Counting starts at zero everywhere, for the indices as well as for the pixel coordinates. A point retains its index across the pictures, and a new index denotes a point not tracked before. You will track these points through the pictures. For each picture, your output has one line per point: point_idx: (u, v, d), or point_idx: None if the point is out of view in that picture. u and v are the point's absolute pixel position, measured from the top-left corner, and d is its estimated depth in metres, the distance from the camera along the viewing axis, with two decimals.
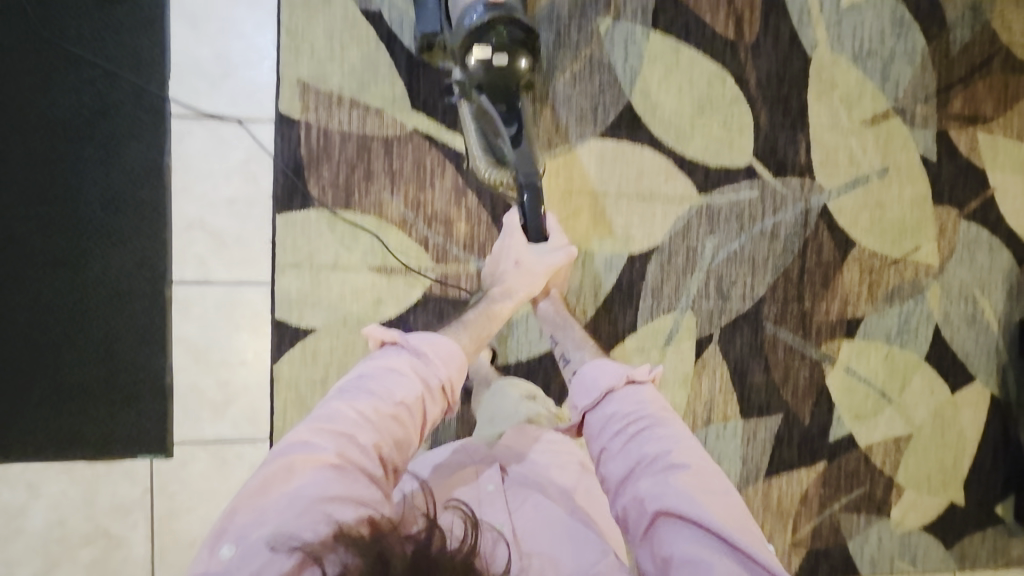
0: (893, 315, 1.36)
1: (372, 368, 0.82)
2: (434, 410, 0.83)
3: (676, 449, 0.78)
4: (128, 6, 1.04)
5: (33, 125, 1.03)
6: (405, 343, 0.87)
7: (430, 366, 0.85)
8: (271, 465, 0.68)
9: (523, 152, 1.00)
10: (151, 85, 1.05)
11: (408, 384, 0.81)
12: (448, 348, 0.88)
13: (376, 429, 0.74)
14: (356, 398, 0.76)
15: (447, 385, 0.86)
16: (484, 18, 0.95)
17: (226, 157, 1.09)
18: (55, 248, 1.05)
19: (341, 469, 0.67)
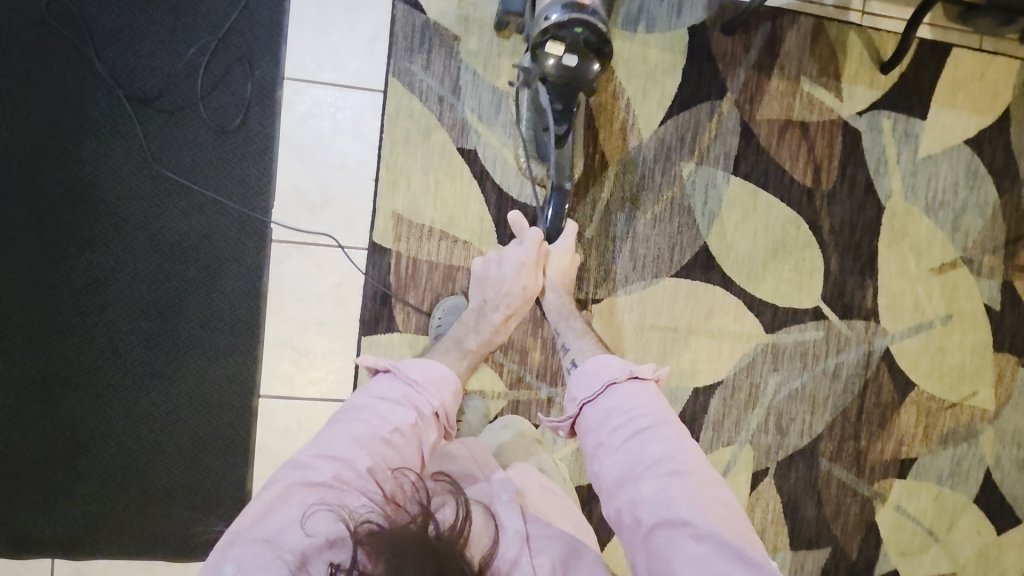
0: (946, 457, 1.37)
1: (369, 398, 0.80)
2: (431, 437, 0.81)
3: (678, 452, 0.76)
4: (240, 138, 1.09)
5: (143, 246, 1.08)
6: (401, 370, 0.84)
7: (424, 394, 0.83)
8: (275, 488, 0.69)
9: (560, 154, 1.07)
10: (255, 211, 1.10)
11: (402, 413, 0.79)
12: (444, 377, 0.86)
13: (372, 455, 0.73)
14: (352, 425, 0.75)
15: (442, 413, 0.83)
16: (565, 16, 0.98)
17: (320, 282, 1.14)
18: (155, 361, 1.10)
19: (336, 491, 0.69)
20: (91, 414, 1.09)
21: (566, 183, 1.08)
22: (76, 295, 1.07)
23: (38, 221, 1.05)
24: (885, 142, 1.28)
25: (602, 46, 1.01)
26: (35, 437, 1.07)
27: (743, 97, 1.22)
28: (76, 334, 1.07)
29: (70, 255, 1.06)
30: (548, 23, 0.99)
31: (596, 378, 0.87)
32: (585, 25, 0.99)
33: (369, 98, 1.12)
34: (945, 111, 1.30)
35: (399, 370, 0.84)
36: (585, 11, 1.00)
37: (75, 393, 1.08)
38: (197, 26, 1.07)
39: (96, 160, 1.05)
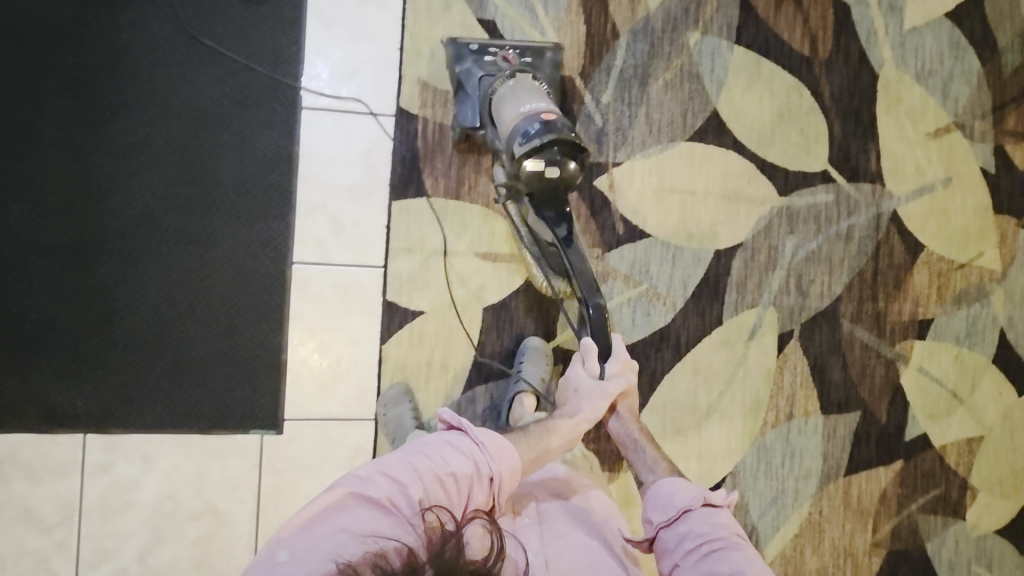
0: (961, 318, 1.41)
1: (433, 439, 0.78)
2: (481, 501, 0.75)
3: (750, 572, 0.74)
4: (269, 8, 1.12)
5: (174, 113, 1.09)
6: (472, 429, 0.80)
7: (487, 455, 0.78)
8: (327, 498, 0.70)
9: (573, 254, 0.99)
10: (286, 78, 1.13)
11: (463, 464, 0.75)
12: (511, 451, 0.80)
13: (424, 488, 0.72)
14: (412, 459, 0.74)
15: (497, 480, 0.77)
16: (540, 133, 0.96)
17: (350, 148, 1.16)
18: (188, 228, 1.10)
19: (380, 512, 0.68)
20: (125, 280, 1.08)
21: (599, 295, 0.97)
22: (109, 161, 1.07)
23: (72, 87, 1.06)
24: (873, 15, 1.37)
25: (579, 152, 0.98)
26: (68, 305, 1.06)
27: None
28: (110, 200, 1.07)
29: (103, 123, 1.07)
30: (521, 142, 0.97)
31: (671, 502, 0.85)
32: (558, 139, 0.96)
33: None
34: None
35: (470, 430, 0.80)
36: (557, 124, 0.97)
37: (107, 258, 1.07)
38: None
39: (129, 29, 1.08)
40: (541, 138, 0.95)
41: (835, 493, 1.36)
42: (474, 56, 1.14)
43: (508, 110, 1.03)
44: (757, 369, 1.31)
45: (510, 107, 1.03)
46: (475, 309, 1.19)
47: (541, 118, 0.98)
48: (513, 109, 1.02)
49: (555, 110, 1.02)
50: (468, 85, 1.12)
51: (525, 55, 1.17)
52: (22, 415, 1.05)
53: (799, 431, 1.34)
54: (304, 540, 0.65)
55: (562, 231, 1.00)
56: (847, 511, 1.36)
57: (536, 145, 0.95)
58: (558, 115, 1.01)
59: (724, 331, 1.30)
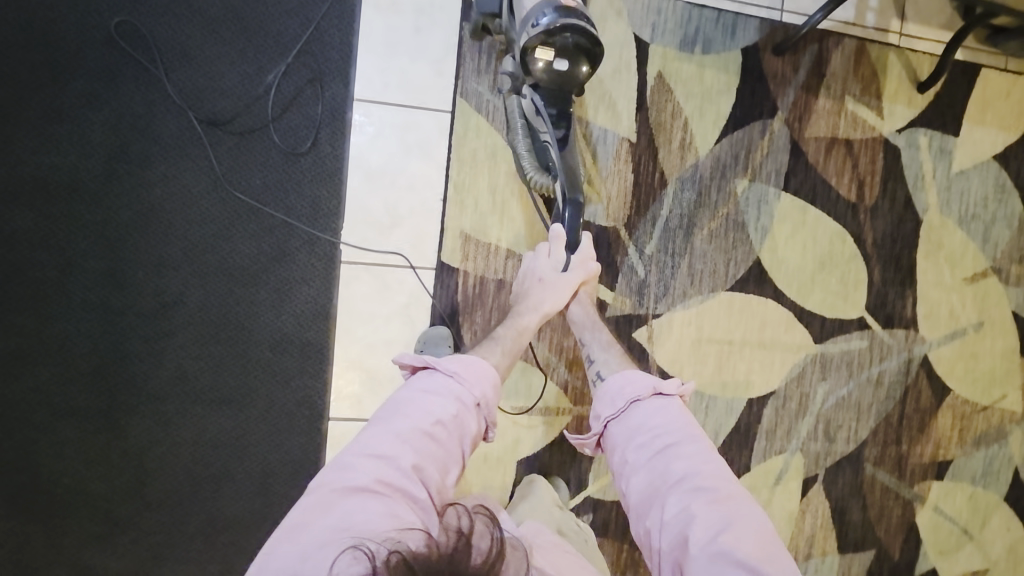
0: (979, 458, 1.44)
1: (409, 394, 0.76)
2: (472, 429, 0.77)
3: (701, 469, 0.75)
4: (310, 161, 1.08)
5: (210, 268, 1.05)
6: (439, 366, 0.80)
7: (465, 385, 0.79)
8: (316, 499, 0.64)
9: (569, 155, 1.01)
10: (325, 234, 1.09)
11: (443, 405, 0.75)
12: (485, 371, 0.81)
13: (415, 451, 0.69)
14: (391, 423, 0.71)
15: (484, 404, 0.79)
16: (556, 21, 0.92)
17: (389, 303, 1.13)
18: (225, 388, 1.07)
19: (377, 496, 0.64)
20: (159, 442, 1.05)
21: (579, 195, 1.01)
22: (144, 320, 1.04)
23: (105, 245, 1.02)
24: (922, 158, 1.34)
25: (593, 47, 0.96)
26: (99, 468, 1.03)
27: (792, 117, 1.26)
28: (143, 358, 1.04)
29: (137, 280, 1.03)
30: (539, 31, 0.93)
31: (619, 397, 0.88)
32: (574, 28, 0.93)
33: (437, 119, 1.12)
34: (976, 128, 1.36)
35: (438, 366, 0.80)
36: (573, 11, 0.94)
37: (142, 419, 1.05)
38: (268, 47, 1.05)
39: (165, 183, 1.03)
40: (555, 23, 0.92)
41: None
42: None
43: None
44: (780, 511, 1.33)
45: None
46: (507, 462, 1.20)
47: (557, 4, 0.94)
48: None
49: None
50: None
51: None
52: None
53: (816, 569, 1.36)
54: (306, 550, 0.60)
55: (561, 128, 1.00)
56: None
57: (548, 34, 0.92)
58: (576, 4, 0.96)
59: (751, 477, 1.31)
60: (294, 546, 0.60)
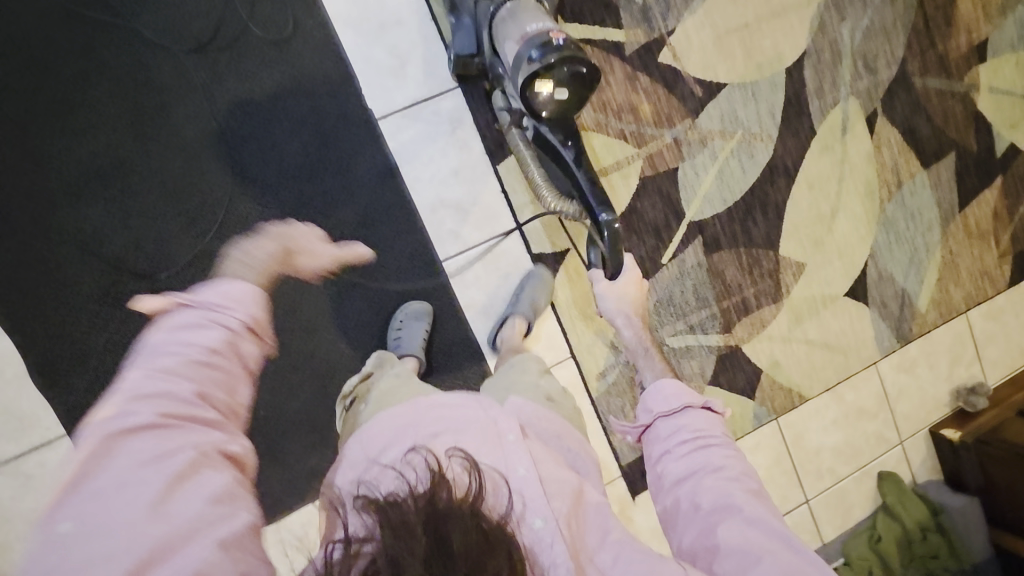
0: (1011, 25, 1.46)
1: (155, 338, 0.59)
2: (250, 350, 0.64)
3: (740, 467, 0.75)
4: (301, 40, 1.09)
5: (274, 179, 1.09)
6: (193, 301, 0.64)
7: (224, 307, 0.65)
8: (86, 445, 0.51)
9: (583, 171, 0.99)
10: (351, 100, 1.12)
11: (205, 334, 0.61)
12: (244, 292, 0.68)
13: (194, 381, 0.57)
14: (161, 354, 0.57)
15: (254, 323, 0.66)
16: (544, 59, 0.88)
17: (437, 136, 1.16)
18: (345, 274, 1.13)
19: (158, 433, 0.53)
20: (318, 343, 1.13)
21: (610, 212, 0.96)
22: None
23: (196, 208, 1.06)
24: None
25: (591, 73, 0.91)
26: (285, 390, 1.12)
27: None
28: None
29: (220, 218, 1.07)
30: (525, 68, 0.89)
31: (675, 398, 0.85)
32: (568, 60, 0.89)
33: None
34: None
35: (195, 302, 0.64)
36: (561, 43, 0.89)
37: (292, 333, 1.12)
38: None
39: (192, 124, 1.05)
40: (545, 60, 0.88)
41: (956, 229, 1.48)
42: None
43: (506, 29, 0.95)
44: (858, 157, 1.39)
45: (510, 31, 0.96)
46: None
47: (545, 38, 0.90)
48: (513, 40, 0.94)
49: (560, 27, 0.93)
50: (463, 8, 1.05)
51: None
52: (299, 490, 1.15)
53: (912, 193, 1.43)
54: (151, 520, 0.48)
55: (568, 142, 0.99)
56: (972, 240, 1.48)
57: (539, 71, 0.89)
58: (565, 34, 0.92)
59: (820, 139, 1.36)
60: (83, 498, 0.48)
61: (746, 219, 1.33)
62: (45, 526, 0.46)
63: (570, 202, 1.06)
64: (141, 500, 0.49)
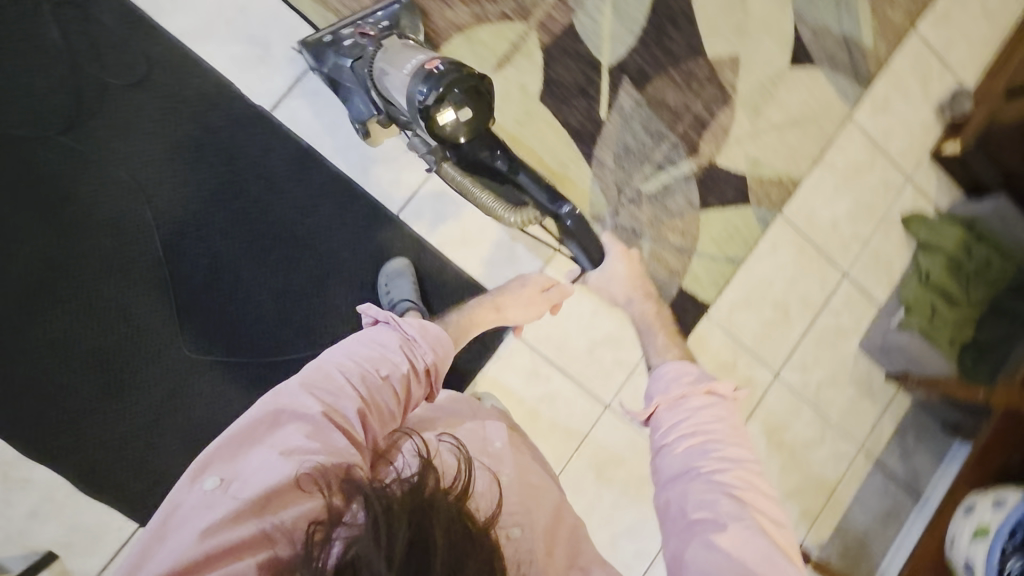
0: None
1: (354, 342, 0.76)
2: (416, 394, 0.76)
3: (737, 466, 0.75)
4: (160, 69, 1.06)
5: (205, 213, 1.08)
6: (395, 324, 0.80)
7: (416, 347, 0.78)
8: (262, 411, 0.66)
9: (521, 178, 0.98)
10: (235, 105, 1.09)
11: (392, 358, 0.74)
12: (439, 335, 0.80)
13: (358, 396, 0.68)
14: (335, 359, 0.72)
15: (432, 369, 0.78)
16: (432, 92, 0.82)
17: (333, 100, 1.13)
18: (315, 267, 1.13)
19: (299, 425, 0.64)
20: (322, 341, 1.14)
21: (567, 204, 1.02)
22: (214, 289, 1.09)
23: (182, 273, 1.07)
24: None
25: (479, 82, 0.85)
26: None
27: None
28: (248, 310, 1.10)
29: (176, 271, 1.07)
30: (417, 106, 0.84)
31: (678, 384, 0.87)
32: (455, 80, 0.83)
33: None
34: None
35: (397, 327, 0.79)
36: (441, 70, 0.84)
37: (293, 343, 1.12)
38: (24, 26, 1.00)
39: (103, 196, 1.04)
40: (431, 90, 0.83)
41: None
42: (331, 47, 1.06)
43: (394, 86, 0.93)
44: None
45: (393, 82, 0.94)
46: (535, 108, 1.23)
47: (425, 71, 0.85)
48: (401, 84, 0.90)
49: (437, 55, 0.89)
50: (344, 79, 1.06)
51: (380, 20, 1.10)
52: None
53: None
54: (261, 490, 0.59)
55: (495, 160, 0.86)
56: None
57: (430, 105, 0.83)
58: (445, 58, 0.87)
59: None
60: (232, 452, 0.63)
61: (662, 39, 1.28)
62: (198, 471, 0.62)
63: (520, 209, 1.03)
64: (266, 477, 0.60)
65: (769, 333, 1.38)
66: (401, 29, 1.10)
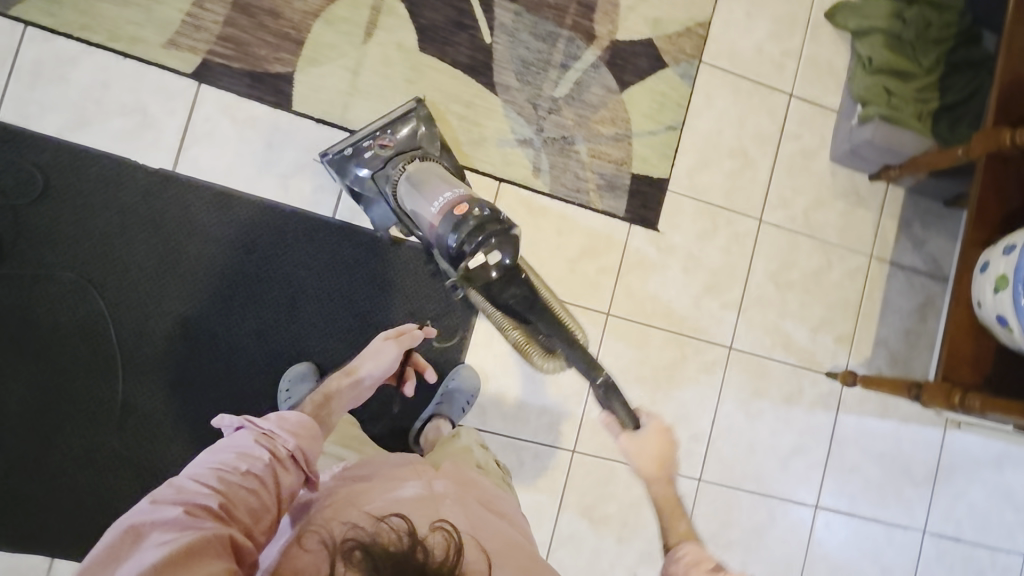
0: None
1: (203, 452, 0.63)
2: (289, 480, 0.65)
3: None
4: (55, 172, 1.06)
5: (156, 287, 1.10)
6: (249, 420, 0.68)
7: (276, 437, 0.66)
8: (104, 544, 0.53)
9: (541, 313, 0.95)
10: (139, 176, 1.09)
11: (250, 450, 0.64)
12: (300, 416, 0.70)
13: (226, 487, 0.60)
14: (195, 460, 0.62)
15: (299, 455, 0.67)
16: (462, 237, 0.90)
17: (227, 135, 1.13)
18: (277, 297, 1.14)
19: (160, 537, 0.54)
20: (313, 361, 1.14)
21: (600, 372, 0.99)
22: (194, 354, 1.10)
23: (163, 354, 1.10)
24: None
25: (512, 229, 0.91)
26: None
27: None
28: (234, 360, 1.12)
29: (153, 352, 1.09)
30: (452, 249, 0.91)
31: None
32: (485, 228, 0.90)
33: (29, 40, 1.06)
34: None
35: (250, 418, 0.68)
36: (471, 213, 0.92)
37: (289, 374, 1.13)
38: None
39: (58, 309, 1.06)
40: (466, 237, 0.90)
41: None
42: (354, 158, 1.08)
43: (423, 219, 0.99)
44: None
45: (416, 212, 1.01)
46: (420, 61, 1.20)
47: (453, 215, 0.93)
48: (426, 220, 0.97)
49: (462, 194, 0.96)
50: (368, 189, 1.09)
51: (395, 126, 1.10)
52: None
53: None
54: None
55: (517, 291, 0.92)
56: None
57: (465, 251, 0.90)
58: (468, 199, 0.95)
59: None
60: None
61: None
62: None
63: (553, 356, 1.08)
64: None
65: (737, 183, 1.34)
66: (422, 144, 1.10)
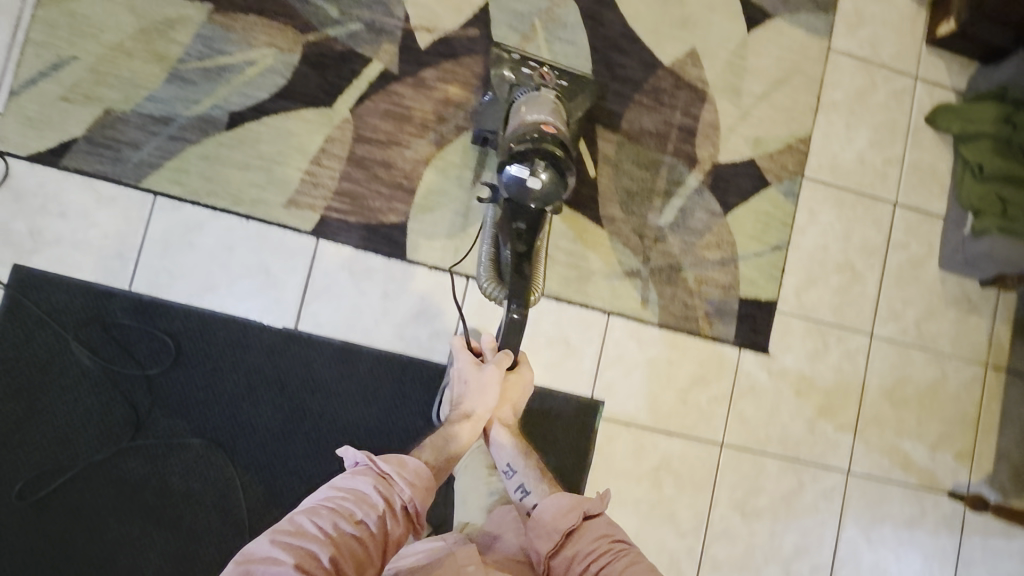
0: None
1: (327, 491, 0.75)
2: (396, 531, 0.75)
3: None
4: (186, 338, 1.09)
5: (282, 445, 1.11)
6: (371, 465, 0.80)
7: (391, 490, 0.77)
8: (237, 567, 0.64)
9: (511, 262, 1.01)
10: (264, 336, 1.11)
11: (368, 499, 0.75)
12: (418, 466, 0.82)
13: (337, 536, 0.69)
14: (320, 498, 0.75)
15: (409, 505, 0.78)
16: (520, 147, 0.94)
17: (344, 288, 1.14)
18: (397, 448, 1.14)
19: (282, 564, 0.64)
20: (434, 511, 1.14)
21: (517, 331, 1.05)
22: None
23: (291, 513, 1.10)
24: None
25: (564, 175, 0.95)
26: None
27: None
28: None
29: (281, 512, 1.10)
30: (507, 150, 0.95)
31: None
32: (544, 157, 0.93)
33: (159, 209, 1.10)
34: None
35: (372, 465, 0.80)
36: (547, 140, 0.94)
37: None
38: (64, 362, 1.06)
39: (191, 474, 1.08)
40: (525, 152, 0.93)
41: None
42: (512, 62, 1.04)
43: (513, 113, 1.02)
44: None
45: (516, 106, 1.02)
46: None
47: (536, 126, 0.96)
48: (514, 118, 1.00)
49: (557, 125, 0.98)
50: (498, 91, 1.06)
51: (563, 75, 1.07)
52: None
53: None
54: None
55: (521, 223, 0.98)
56: None
57: (516, 150, 0.94)
58: (557, 130, 0.96)
59: None
60: None
61: (614, 72, 1.24)
62: None
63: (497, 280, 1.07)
64: None
65: (845, 298, 1.31)
66: (563, 93, 1.07)
